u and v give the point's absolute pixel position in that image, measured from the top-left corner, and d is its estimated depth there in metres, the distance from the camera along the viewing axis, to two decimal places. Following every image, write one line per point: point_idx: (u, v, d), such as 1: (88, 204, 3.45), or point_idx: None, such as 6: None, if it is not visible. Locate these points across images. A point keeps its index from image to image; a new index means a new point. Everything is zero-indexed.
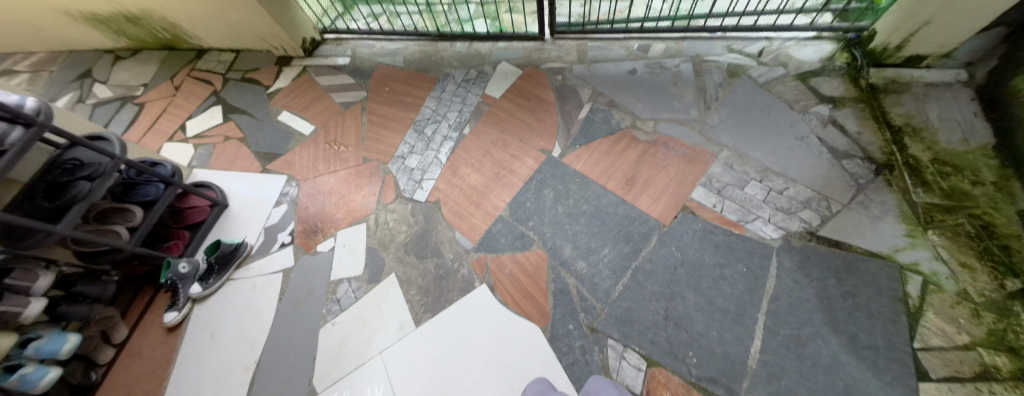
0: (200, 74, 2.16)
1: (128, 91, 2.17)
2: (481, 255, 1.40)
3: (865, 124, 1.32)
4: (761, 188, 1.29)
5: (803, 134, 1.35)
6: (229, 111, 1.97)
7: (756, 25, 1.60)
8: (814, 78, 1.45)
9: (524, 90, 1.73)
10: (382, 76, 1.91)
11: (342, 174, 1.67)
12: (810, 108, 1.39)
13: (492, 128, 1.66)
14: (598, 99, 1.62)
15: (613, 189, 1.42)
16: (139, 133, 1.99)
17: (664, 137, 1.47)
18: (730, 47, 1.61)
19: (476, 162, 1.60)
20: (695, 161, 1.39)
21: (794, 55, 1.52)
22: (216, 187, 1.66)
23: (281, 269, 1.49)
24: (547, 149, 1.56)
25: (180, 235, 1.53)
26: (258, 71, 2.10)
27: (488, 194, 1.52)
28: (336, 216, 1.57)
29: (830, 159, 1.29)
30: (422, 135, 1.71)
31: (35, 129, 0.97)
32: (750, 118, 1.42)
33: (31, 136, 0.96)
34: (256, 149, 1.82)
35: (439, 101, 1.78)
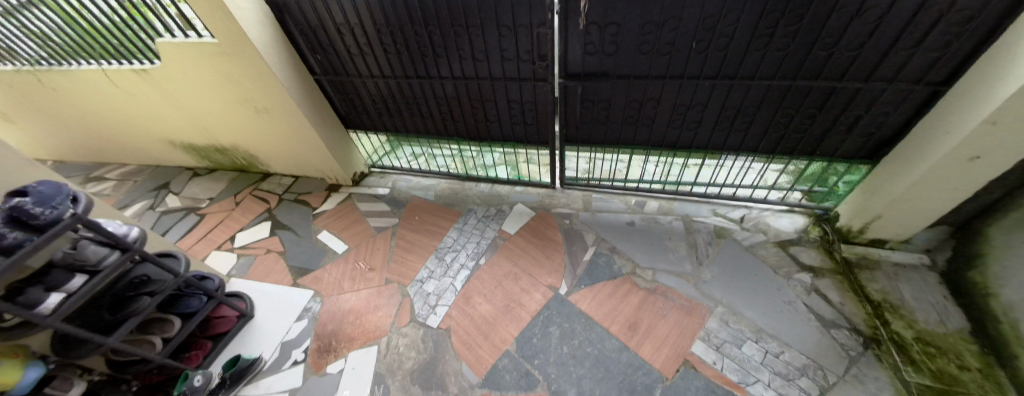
0: (261, 192, 2.64)
1: (195, 203, 2.64)
2: (486, 392, 1.40)
3: (845, 295, 1.53)
4: (758, 348, 1.39)
5: (790, 298, 1.54)
6: (277, 227, 2.33)
7: (737, 195, 1.99)
8: (794, 246, 1.77)
9: (536, 229, 2.07)
10: (414, 206, 2.35)
11: (363, 294, 1.85)
12: (793, 274, 1.64)
13: (506, 261, 1.92)
14: (601, 244, 1.92)
15: (616, 333, 1.52)
16: (193, 240, 2.33)
17: (662, 287, 1.66)
18: (716, 210, 2.02)
19: (489, 292, 1.78)
20: (694, 313, 1.54)
21: (773, 224, 1.89)
22: (247, 299, 1.83)
23: (288, 389, 1.50)
24: (554, 285, 1.74)
25: (202, 345, 1.60)
26: (309, 194, 2.56)
27: (497, 325, 1.62)
28: (352, 336, 1.66)
29: (820, 326, 1.42)
30: (442, 262, 1.98)
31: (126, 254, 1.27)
32: (740, 278, 1.65)
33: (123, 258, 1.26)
34: (291, 263, 2.07)
35: (461, 232, 2.13)
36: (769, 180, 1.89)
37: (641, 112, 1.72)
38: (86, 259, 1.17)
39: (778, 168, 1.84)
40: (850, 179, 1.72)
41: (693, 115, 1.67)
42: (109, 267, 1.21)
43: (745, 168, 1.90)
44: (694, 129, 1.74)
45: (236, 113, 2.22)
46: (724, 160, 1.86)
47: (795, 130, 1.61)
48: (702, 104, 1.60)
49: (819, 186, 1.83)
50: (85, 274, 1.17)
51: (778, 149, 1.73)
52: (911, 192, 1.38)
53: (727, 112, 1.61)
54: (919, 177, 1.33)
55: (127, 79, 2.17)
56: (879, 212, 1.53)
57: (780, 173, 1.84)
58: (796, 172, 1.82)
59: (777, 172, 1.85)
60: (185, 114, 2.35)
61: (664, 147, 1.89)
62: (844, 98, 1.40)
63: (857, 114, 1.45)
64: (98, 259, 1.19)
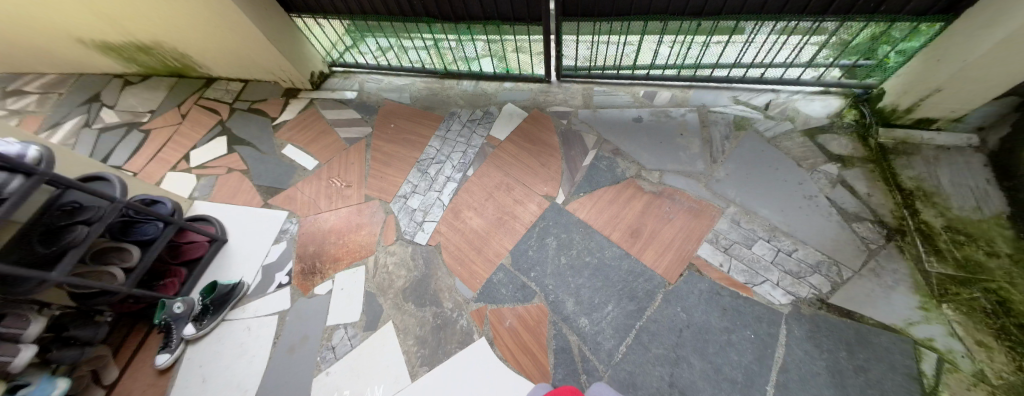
0: (207, 102, 2.21)
1: (135, 118, 2.22)
2: (480, 306, 1.35)
3: (874, 185, 1.33)
4: (770, 247, 1.28)
5: (812, 193, 1.35)
6: (234, 143, 2.00)
7: (763, 77, 1.61)
8: (822, 134, 1.49)
9: (529, 133, 1.78)
10: (387, 113, 1.99)
11: (343, 212, 1.68)
12: (818, 166, 1.41)
13: (496, 171, 1.69)
14: (603, 146, 1.65)
15: (617, 241, 1.40)
16: (142, 162, 2.01)
17: (670, 189, 1.47)
18: (736, 98, 1.68)
19: (479, 205, 1.61)
20: (702, 215, 1.39)
21: (801, 110, 1.58)
22: (215, 221, 1.68)
23: (277, 311, 1.46)
24: (551, 195, 1.56)
25: (177, 271, 1.51)
26: (265, 101, 2.16)
27: (490, 240, 1.51)
28: (335, 257, 1.55)
29: (840, 221, 1.28)
30: (425, 175, 1.75)
31: (33, 177, 0.95)
32: (758, 173, 1.44)
33: (31, 185, 0.95)
34: (259, 183, 1.84)
35: (443, 141, 1.84)
36: (806, 56, 1.48)
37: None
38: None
39: (818, 41, 1.40)
40: (907, 48, 1.30)
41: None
42: (14, 196, 0.90)
43: (778, 43, 1.45)
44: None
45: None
46: (754, 31, 1.41)
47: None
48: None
49: (864, 60, 1.42)
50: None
51: (830, 10, 1.25)
52: (994, 54, 1.02)
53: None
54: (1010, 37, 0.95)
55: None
56: (940, 84, 1.21)
57: (820, 47, 1.41)
58: (838, 44, 1.38)
59: (816, 45, 1.41)
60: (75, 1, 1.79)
61: (686, 14, 1.42)
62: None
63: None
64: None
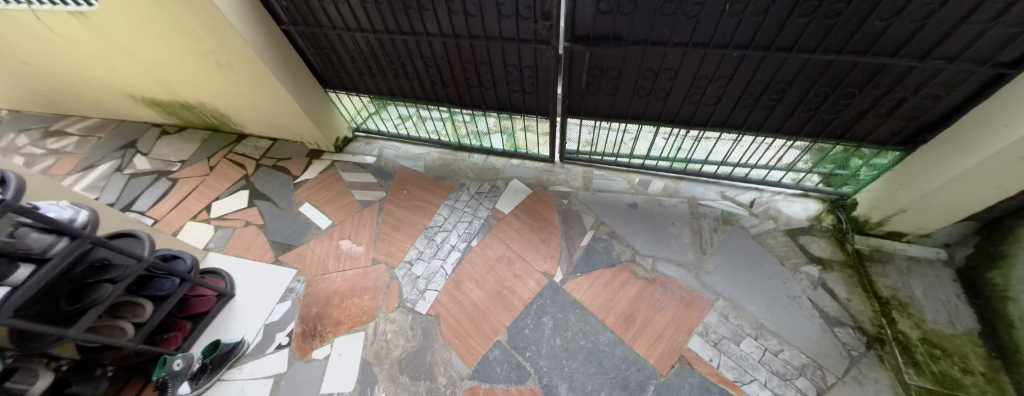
0: (236, 157, 2.38)
1: (166, 166, 2.38)
2: (475, 384, 1.36)
3: (853, 290, 1.44)
4: (756, 345, 1.33)
5: (795, 292, 1.46)
6: (255, 197, 2.12)
7: (748, 176, 1.81)
8: (803, 236, 1.64)
9: (533, 209, 1.94)
10: (402, 179, 2.16)
11: (348, 274, 1.75)
12: (800, 267, 1.53)
13: (500, 244, 1.81)
14: (600, 228, 1.79)
15: (611, 326, 1.46)
16: (165, 209, 2.11)
17: (662, 277, 1.58)
18: (723, 193, 1.87)
19: (480, 278, 1.69)
20: (692, 306, 1.47)
21: (784, 211, 1.75)
22: (226, 275, 1.72)
23: (272, 374, 1.45)
24: (549, 273, 1.66)
25: (181, 326, 1.52)
26: (290, 159, 2.33)
27: (489, 313, 1.56)
28: (336, 319, 1.58)
29: (822, 323, 1.36)
30: (431, 242, 1.86)
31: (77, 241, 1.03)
32: (742, 268, 1.56)
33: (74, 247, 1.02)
34: (272, 238, 1.92)
35: (451, 210, 1.98)
36: (786, 160, 1.67)
37: (653, 85, 1.47)
38: (29, 249, 0.91)
39: (800, 146, 1.57)
40: (877, 164, 1.49)
41: (711, 90, 1.41)
42: (59, 256, 0.98)
43: (759, 146, 1.65)
44: (712, 104, 1.48)
45: (196, 66, 1.90)
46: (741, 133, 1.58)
47: (825, 113, 1.36)
48: (724, 76, 1.33)
49: (839, 170, 1.61)
50: (31, 265, 0.94)
51: (804, 129, 1.47)
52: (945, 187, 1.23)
53: (750, 88, 1.34)
54: (956, 176, 1.17)
55: (58, 20, 1.82)
56: (906, 203, 1.38)
57: (802, 151, 1.59)
58: (811, 148, 1.55)
59: (797, 150, 1.60)
60: (143, 72, 2.07)
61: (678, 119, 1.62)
62: (895, 77, 1.12)
63: (902, 97, 1.18)
64: (44, 247, 0.94)
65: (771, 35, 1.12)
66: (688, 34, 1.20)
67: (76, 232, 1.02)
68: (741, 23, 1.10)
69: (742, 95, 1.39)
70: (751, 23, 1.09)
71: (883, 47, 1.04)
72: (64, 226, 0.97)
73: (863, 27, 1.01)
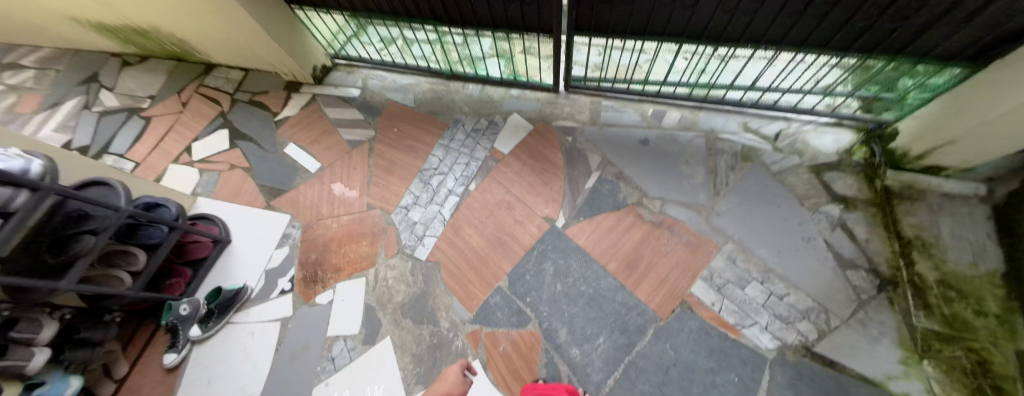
0: (207, 91, 2.17)
1: (135, 103, 2.19)
2: (475, 328, 1.40)
3: (874, 231, 1.32)
4: (762, 290, 1.29)
5: (811, 234, 1.35)
6: (236, 137, 1.99)
7: (777, 104, 1.55)
8: (828, 172, 1.46)
9: (534, 149, 1.76)
10: (391, 115, 1.95)
11: (344, 220, 1.70)
12: (821, 206, 1.40)
13: (499, 187, 1.69)
14: (608, 169, 1.64)
15: (613, 271, 1.42)
16: (143, 152, 2.03)
17: (670, 220, 1.48)
18: (746, 124, 1.64)
19: (479, 223, 1.62)
20: (699, 250, 1.40)
21: (811, 143, 1.53)
22: (218, 219, 1.71)
23: (280, 317, 1.50)
24: (551, 218, 1.57)
25: (182, 272, 1.56)
26: (266, 94, 2.11)
27: (489, 260, 1.53)
28: (337, 266, 1.58)
29: (834, 267, 1.29)
30: (428, 186, 1.75)
31: (41, 193, 0.96)
32: (759, 210, 1.43)
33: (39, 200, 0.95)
34: (261, 183, 1.84)
35: (446, 151, 1.82)
36: (824, 84, 1.38)
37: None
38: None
39: (844, 67, 1.27)
40: (931, 85, 1.19)
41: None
42: (23, 210, 0.91)
43: (792, 67, 1.35)
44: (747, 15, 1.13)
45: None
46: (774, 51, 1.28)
47: (891, 22, 1.01)
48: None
49: (884, 93, 1.32)
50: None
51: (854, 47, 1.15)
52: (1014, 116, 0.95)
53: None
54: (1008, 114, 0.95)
55: None
56: (957, 137, 1.15)
57: (844, 74, 1.30)
58: (854, 66, 1.25)
59: (839, 71, 1.29)
60: None
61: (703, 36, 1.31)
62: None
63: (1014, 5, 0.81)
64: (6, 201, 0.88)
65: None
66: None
67: (33, 184, 0.93)
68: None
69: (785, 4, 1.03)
70: None
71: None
72: (19, 179, 0.88)
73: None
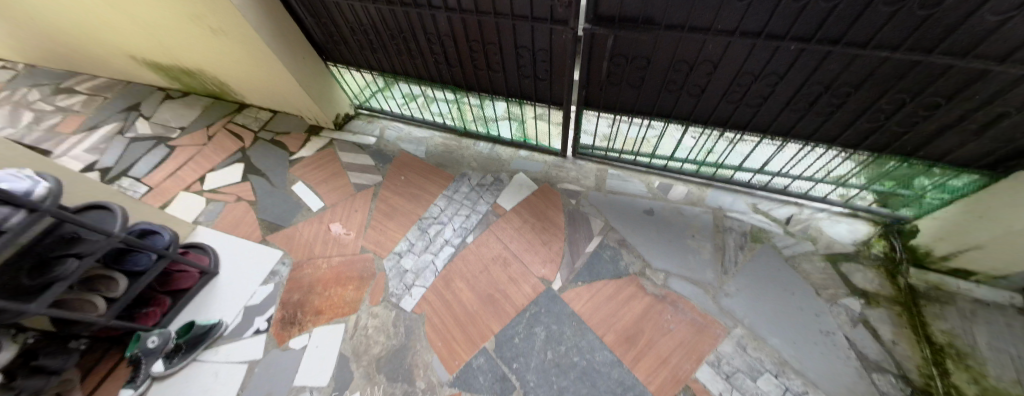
0: (235, 127, 2.35)
1: (166, 133, 2.38)
2: (455, 393, 1.26)
3: (900, 331, 1.24)
4: (777, 384, 1.16)
5: (828, 328, 1.27)
6: (251, 171, 2.08)
7: (788, 188, 1.59)
8: (846, 263, 1.43)
9: (536, 207, 1.79)
10: (401, 164, 2.05)
11: (335, 260, 1.67)
12: (839, 298, 1.33)
13: (497, 242, 1.68)
14: (607, 234, 1.63)
15: (611, 344, 1.32)
16: (161, 177, 2.12)
17: (673, 294, 1.41)
18: (755, 205, 1.66)
19: (472, 278, 1.57)
20: (704, 331, 1.31)
21: (825, 231, 1.53)
22: (210, 249, 1.69)
23: (247, 360, 1.38)
24: (547, 279, 1.52)
25: (161, 301, 1.49)
26: (288, 134, 2.28)
27: (478, 318, 1.44)
28: (319, 308, 1.51)
29: (859, 367, 1.18)
30: (425, 235, 1.74)
31: (36, 215, 0.98)
32: (771, 293, 1.37)
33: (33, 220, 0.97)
34: (263, 216, 1.87)
35: (449, 201, 1.86)
36: (837, 175, 1.43)
37: (686, 79, 1.28)
38: None
39: (848, 158, 1.34)
40: (951, 188, 1.23)
41: (756, 89, 1.22)
42: (15, 229, 0.92)
43: (802, 154, 1.43)
44: (754, 106, 1.29)
45: (190, 30, 1.83)
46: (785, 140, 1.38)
47: (897, 124, 1.13)
48: (774, 73, 1.13)
49: (902, 189, 1.36)
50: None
51: (864, 144, 1.25)
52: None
53: (808, 86, 1.12)
54: None
55: None
56: (982, 241, 1.16)
57: (858, 167, 1.36)
58: (864, 160, 1.32)
59: (851, 163, 1.36)
60: (145, 37, 2.07)
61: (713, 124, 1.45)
62: (994, 88, 0.87)
63: (1002, 112, 0.91)
64: None
65: (844, 24, 0.90)
66: (733, 20, 1.00)
67: (32, 204, 0.96)
68: (805, 9, 0.89)
69: (790, 100, 1.20)
70: (818, 10, 0.88)
71: (982, 54, 0.81)
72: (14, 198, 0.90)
73: (966, 19, 0.77)
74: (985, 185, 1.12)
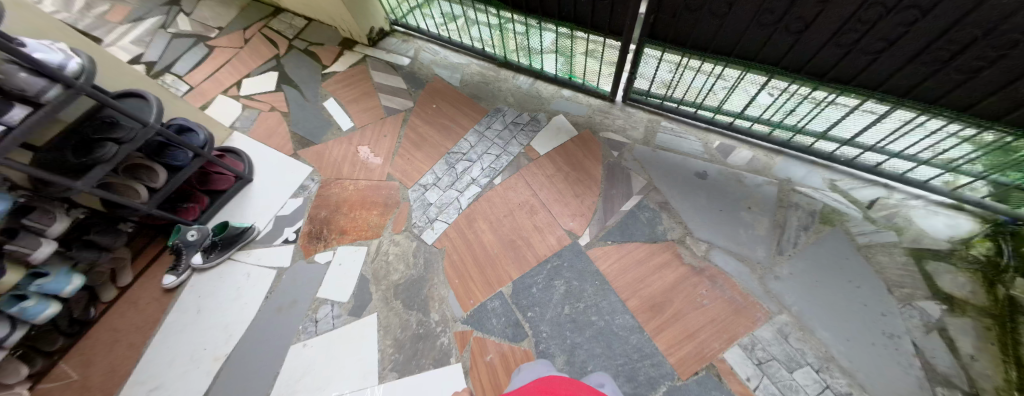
0: (270, 33, 2.24)
1: (205, 32, 2.32)
2: (466, 329, 1.26)
3: (985, 346, 1.04)
4: (816, 379, 1.05)
5: (895, 331, 1.09)
6: (283, 82, 2.01)
7: (879, 167, 1.30)
8: (934, 261, 1.19)
9: (573, 155, 1.61)
10: (434, 90, 1.89)
11: (361, 184, 1.64)
12: (915, 299, 1.13)
13: (527, 188, 1.55)
14: (650, 194, 1.45)
15: (633, 309, 1.24)
16: (200, 78, 2.10)
17: (713, 269, 1.27)
18: (833, 182, 1.39)
19: (496, 220, 1.49)
20: (741, 312, 1.18)
21: (916, 221, 1.26)
22: (246, 157, 1.71)
23: (276, 267, 1.45)
24: (575, 233, 1.41)
25: (199, 199, 1.56)
26: (322, 46, 2.14)
27: (498, 262, 1.39)
28: (342, 229, 1.52)
29: (921, 378, 1.02)
30: (452, 170, 1.65)
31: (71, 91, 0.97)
32: (829, 283, 1.20)
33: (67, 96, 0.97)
34: (295, 130, 1.84)
35: (480, 138, 1.72)
36: (950, 157, 1.13)
37: (789, 6, 0.94)
38: (22, 90, 0.87)
39: (969, 136, 1.03)
40: None
41: (881, 28, 0.88)
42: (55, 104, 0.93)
43: (909, 130, 1.12)
44: (873, 52, 0.95)
45: None
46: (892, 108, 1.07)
47: None
48: (918, 4, 0.78)
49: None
50: (25, 107, 0.90)
51: (1008, 116, 0.92)
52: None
53: (959, 30, 0.78)
54: None
55: None
56: None
57: (977, 149, 1.05)
58: (993, 142, 1.00)
59: (972, 145, 1.05)
60: None
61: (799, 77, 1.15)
62: None
63: None
64: (38, 93, 0.89)
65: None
66: None
67: (69, 80, 0.94)
68: None
69: (926, 49, 0.87)
70: None
71: None
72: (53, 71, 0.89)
73: None
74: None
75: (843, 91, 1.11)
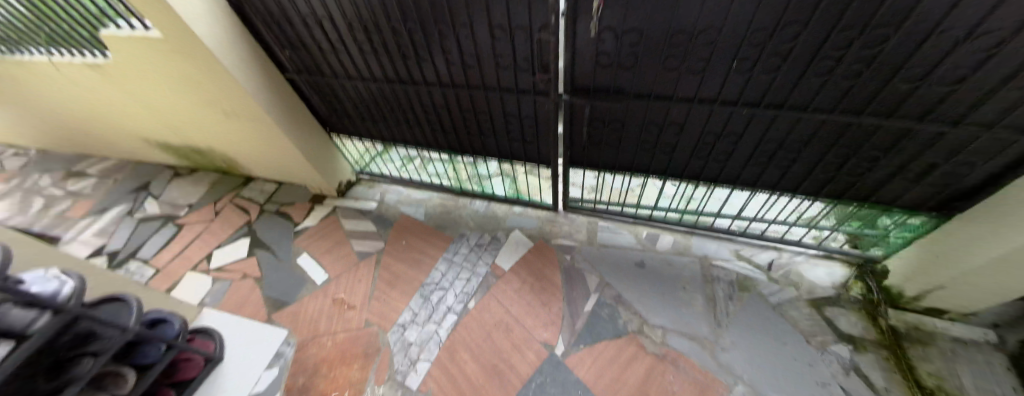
0: (241, 201, 2.44)
1: (174, 210, 2.46)
2: None
3: (892, 376, 1.26)
4: None
5: (824, 379, 1.29)
6: (256, 245, 2.14)
7: (765, 234, 1.66)
8: (828, 307, 1.47)
9: (533, 266, 1.84)
10: (401, 228, 2.12)
11: (340, 337, 1.68)
12: (828, 345, 1.36)
13: (499, 306, 1.70)
14: (605, 290, 1.67)
15: None
16: (167, 258, 2.16)
17: (673, 352, 1.43)
18: (738, 251, 1.72)
19: (476, 347, 1.58)
20: (708, 392, 1.31)
21: (806, 275, 1.58)
22: (218, 333, 1.69)
23: None
24: (550, 343, 1.53)
25: (164, 394, 1.46)
26: (293, 204, 2.36)
27: (484, 393, 1.44)
28: (323, 393, 1.50)
29: None
30: (427, 302, 1.77)
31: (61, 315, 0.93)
32: (768, 345, 1.40)
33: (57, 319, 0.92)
34: (267, 294, 1.89)
35: (450, 264, 1.91)
36: (809, 219, 1.51)
37: (658, 138, 1.39)
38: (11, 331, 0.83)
39: (814, 203, 1.43)
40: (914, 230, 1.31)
41: (721, 147, 1.32)
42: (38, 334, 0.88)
43: (773, 200, 1.52)
44: (722, 160, 1.39)
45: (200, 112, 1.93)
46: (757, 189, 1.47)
47: (849, 173, 1.23)
48: (734, 133, 1.24)
49: (867, 229, 1.44)
50: None
51: (822, 192, 1.36)
52: (988, 269, 1.06)
53: (764, 144, 1.24)
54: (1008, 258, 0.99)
55: (86, 75, 1.95)
56: (947, 283, 1.22)
57: (824, 211, 1.44)
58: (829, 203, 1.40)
59: (819, 207, 1.44)
60: (165, 125, 2.22)
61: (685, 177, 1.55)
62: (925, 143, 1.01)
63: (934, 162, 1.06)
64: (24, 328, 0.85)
65: (808, 94, 1.01)
66: (692, 90, 1.13)
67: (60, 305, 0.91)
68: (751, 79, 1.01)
69: (752, 154, 1.31)
70: (763, 82, 1.02)
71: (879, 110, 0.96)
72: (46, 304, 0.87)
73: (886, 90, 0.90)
74: (939, 225, 1.23)
75: (720, 183, 1.52)
